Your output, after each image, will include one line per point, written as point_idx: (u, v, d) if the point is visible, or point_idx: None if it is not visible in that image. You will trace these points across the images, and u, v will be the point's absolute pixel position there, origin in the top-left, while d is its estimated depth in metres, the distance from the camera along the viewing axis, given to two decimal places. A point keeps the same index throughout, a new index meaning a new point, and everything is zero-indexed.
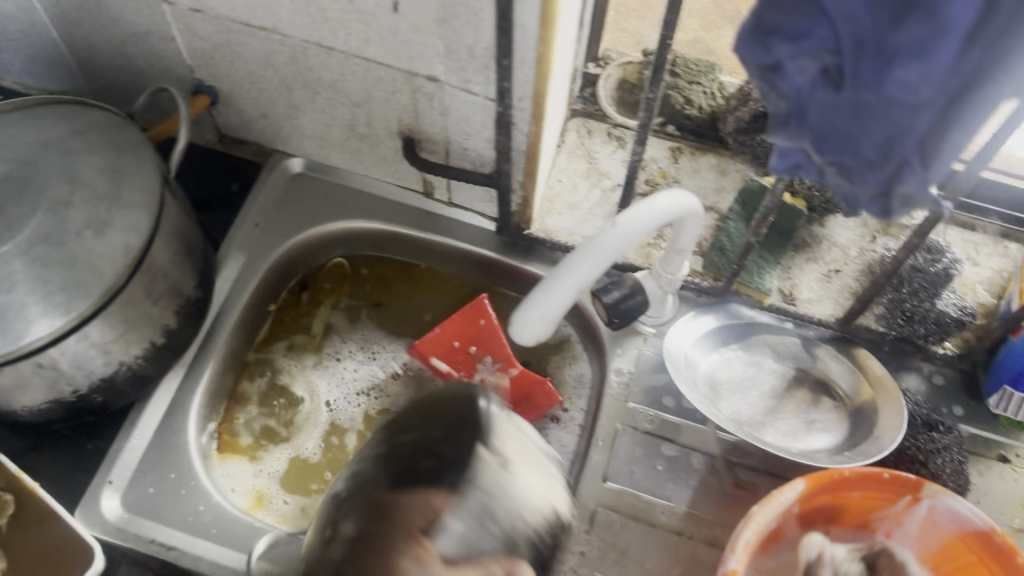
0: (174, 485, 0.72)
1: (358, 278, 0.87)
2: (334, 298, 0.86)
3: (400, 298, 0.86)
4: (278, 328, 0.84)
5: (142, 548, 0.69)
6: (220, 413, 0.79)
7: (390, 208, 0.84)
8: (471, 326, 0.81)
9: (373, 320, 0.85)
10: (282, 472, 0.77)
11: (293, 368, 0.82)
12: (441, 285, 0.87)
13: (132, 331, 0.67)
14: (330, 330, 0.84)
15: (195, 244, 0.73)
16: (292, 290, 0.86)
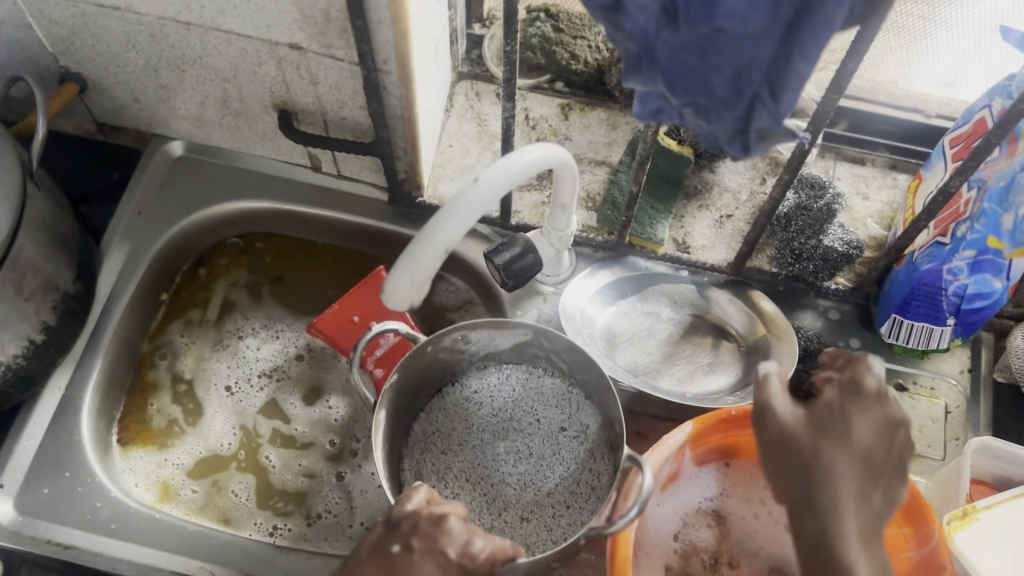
0: (70, 483, 0.70)
1: (257, 258, 0.85)
2: (232, 281, 0.84)
3: (300, 275, 0.85)
4: (176, 315, 0.82)
5: (41, 550, 0.68)
6: (121, 408, 0.77)
7: (278, 184, 0.83)
8: (371, 300, 0.80)
9: (274, 300, 0.83)
10: (188, 462, 0.75)
11: (193, 354, 0.80)
12: (341, 259, 0.86)
13: (7, 329, 0.65)
14: (230, 313, 0.83)
15: (70, 235, 0.71)
16: (188, 275, 0.84)
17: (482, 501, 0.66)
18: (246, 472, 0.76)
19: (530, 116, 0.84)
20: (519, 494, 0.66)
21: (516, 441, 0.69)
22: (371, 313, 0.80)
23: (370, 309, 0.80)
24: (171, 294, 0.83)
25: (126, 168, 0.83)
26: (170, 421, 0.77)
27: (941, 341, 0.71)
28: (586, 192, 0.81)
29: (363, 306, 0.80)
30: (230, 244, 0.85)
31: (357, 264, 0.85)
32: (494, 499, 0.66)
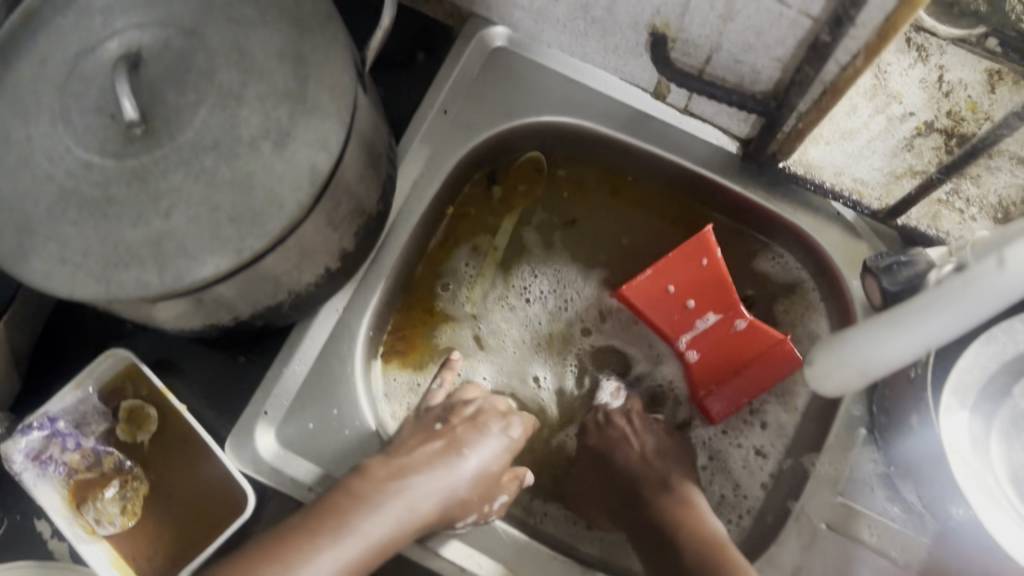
0: (337, 424, 0.63)
1: (555, 183, 0.73)
2: (522, 208, 0.73)
3: (600, 214, 0.73)
4: (459, 237, 0.72)
5: (300, 497, 0.60)
6: (391, 323, 0.70)
7: (607, 107, 0.67)
8: (691, 269, 0.66)
9: (568, 239, 0.73)
10: None
11: (476, 289, 0.71)
12: (648, 202, 0.73)
13: (308, 259, 0.55)
14: (516, 247, 0.73)
15: (382, 146, 0.59)
16: (477, 189, 0.73)
17: None
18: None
19: (944, 78, 0.65)
20: None
21: None
22: (691, 291, 0.67)
23: (686, 280, 0.66)
24: (458, 208, 0.72)
25: (433, 48, 0.69)
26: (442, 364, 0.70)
27: None
28: (999, 198, 0.63)
29: (681, 275, 0.66)
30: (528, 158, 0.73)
31: (668, 214, 0.72)
32: None
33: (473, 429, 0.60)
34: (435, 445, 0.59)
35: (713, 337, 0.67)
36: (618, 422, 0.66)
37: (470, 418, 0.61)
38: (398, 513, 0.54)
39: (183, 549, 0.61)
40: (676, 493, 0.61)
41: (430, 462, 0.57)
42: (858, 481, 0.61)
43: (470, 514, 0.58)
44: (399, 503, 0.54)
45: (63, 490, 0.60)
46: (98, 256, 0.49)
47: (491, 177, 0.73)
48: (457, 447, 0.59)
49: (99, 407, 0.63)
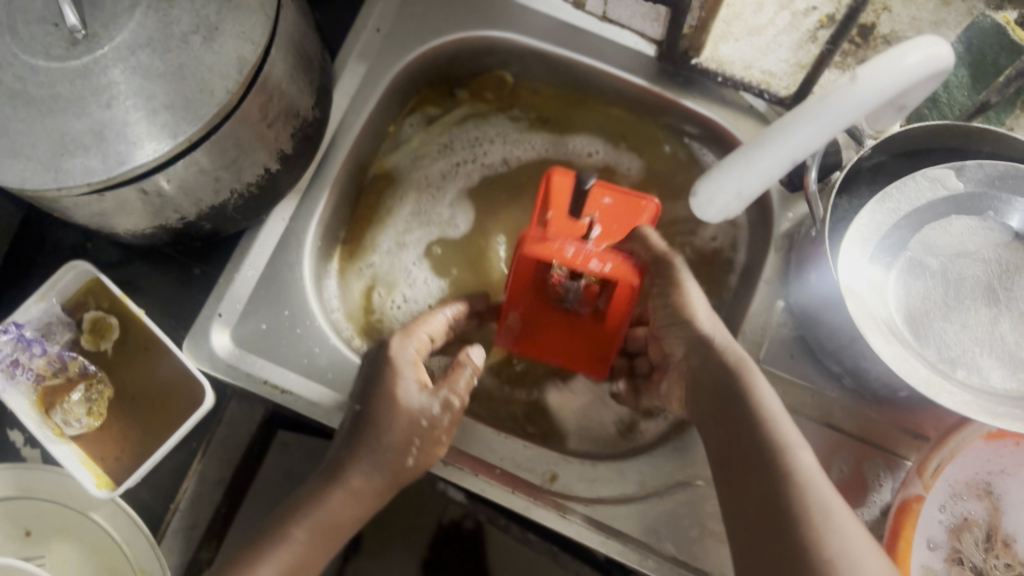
0: (288, 323, 0.67)
1: (504, 104, 0.79)
2: (472, 121, 0.79)
3: (543, 136, 0.79)
4: (417, 132, 0.79)
5: (256, 390, 0.64)
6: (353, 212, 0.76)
7: (533, 20, 0.71)
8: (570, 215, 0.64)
9: (541, 143, 0.79)
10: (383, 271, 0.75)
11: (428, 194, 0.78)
12: (586, 117, 0.78)
13: (247, 156, 0.59)
14: (483, 147, 0.79)
15: (314, 54, 0.63)
16: (445, 96, 0.79)
17: (942, 301, 0.57)
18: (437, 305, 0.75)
19: None
20: (944, 299, 0.57)
21: (935, 259, 0.58)
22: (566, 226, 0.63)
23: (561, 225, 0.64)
24: (415, 105, 0.79)
25: None
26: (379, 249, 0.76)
27: None
28: None
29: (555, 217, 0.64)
30: (483, 82, 0.78)
31: (601, 126, 0.78)
32: (952, 305, 0.57)
33: (388, 374, 0.55)
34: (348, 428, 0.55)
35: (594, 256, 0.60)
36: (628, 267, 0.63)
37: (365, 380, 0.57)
38: (341, 504, 0.52)
39: (146, 444, 0.65)
40: (740, 375, 0.52)
41: (345, 450, 0.54)
42: (779, 348, 0.65)
43: (411, 453, 0.54)
44: (343, 498, 0.52)
45: (32, 396, 0.64)
46: (45, 147, 0.52)
47: (457, 81, 0.79)
48: (372, 427, 0.54)
49: (64, 318, 0.66)
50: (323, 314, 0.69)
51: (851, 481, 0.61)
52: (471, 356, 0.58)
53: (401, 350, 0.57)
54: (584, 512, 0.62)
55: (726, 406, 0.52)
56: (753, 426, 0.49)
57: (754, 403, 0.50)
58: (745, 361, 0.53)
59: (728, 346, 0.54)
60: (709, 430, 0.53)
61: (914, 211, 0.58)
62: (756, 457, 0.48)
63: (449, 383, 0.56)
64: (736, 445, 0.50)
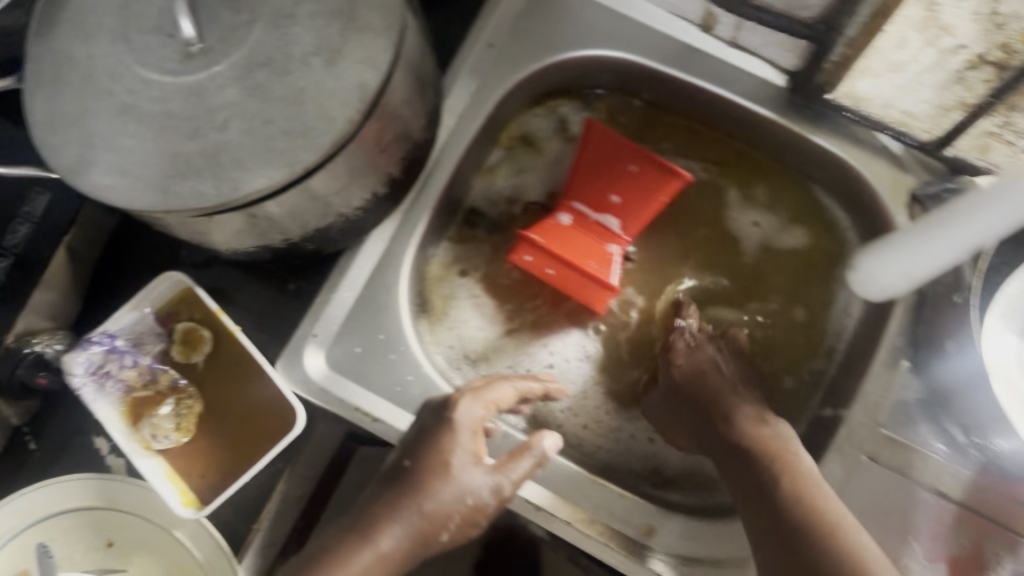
0: (382, 348, 0.65)
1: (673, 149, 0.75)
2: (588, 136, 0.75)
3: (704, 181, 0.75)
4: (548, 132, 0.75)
5: (347, 415, 0.62)
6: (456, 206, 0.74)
7: (655, 41, 0.67)
8: (615, 173, 0.70)
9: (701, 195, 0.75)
10: (463, 272, 0.73)
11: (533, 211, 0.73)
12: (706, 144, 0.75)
13: (357, 182, 0.56)
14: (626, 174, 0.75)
15: (430, 74, 0.60)
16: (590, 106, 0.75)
17: None
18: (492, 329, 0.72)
19: None
20: None
21: None
22: (610, 187, 0.70)
23: (584, 177, 0.70)
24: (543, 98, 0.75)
25: None
26: (473, 258, 0.74)
27: None
28: None
29: (583, 170, 0.70)
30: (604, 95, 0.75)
31: (759, 184, 0.74)
32: None
33: (438, 442, 0.52)
34: (389, 491, 0.52)
35: (585, 229, 0.69)
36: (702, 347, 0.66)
37: (417, 442, 0.54)
38: (366, 566, 0.49)
39: (230, 464, 0.63)
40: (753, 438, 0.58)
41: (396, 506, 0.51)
42: (897, 412, 0.62)
43: (447, 527, 0.51)
44: (369, 560, 0.49)
45: (120, 407, 0.62)
46: (156, 168, 0.50)
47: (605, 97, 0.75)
48: (421, 488, 0.51)
49: (156, 328, 0.65)
50: (424, 356, 0.67)
51: (972, 558, 0.58)
52: (540, 441, 0.54)
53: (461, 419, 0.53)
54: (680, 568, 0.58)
55: (785, 496, 0.53)
56: (807, 528, 0.51)
57: (814, 505, 0.52)
58: (712, 383, 0.62)
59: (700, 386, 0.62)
60: (752, 516, 0.55)
61: None
62: (809, 537, 0.51)
63: (507, 468, 0.53)
64: (785, 540, 0.51)
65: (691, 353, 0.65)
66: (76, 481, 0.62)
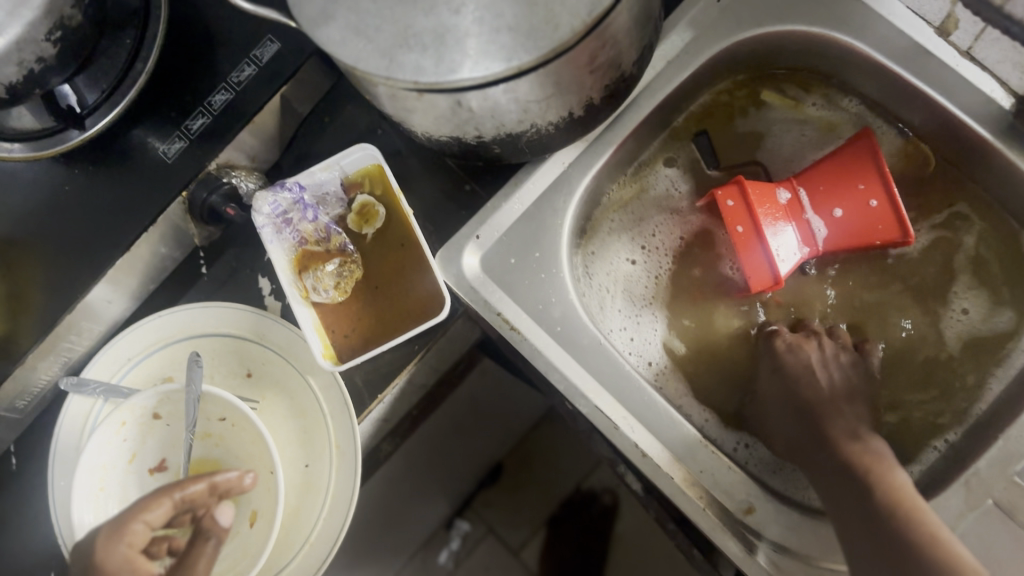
0: (534, 265, 0.67)
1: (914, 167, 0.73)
2: (806, 127, 0.75)
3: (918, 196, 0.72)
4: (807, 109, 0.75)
5: (488, 318, 0.64)
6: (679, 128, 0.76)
7: (881, 30, 0.66)
8: (849, 187, 0.67)
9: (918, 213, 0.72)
10: (656, 177, 0.76)
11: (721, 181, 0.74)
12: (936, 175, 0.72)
13: (559, 96, 0.58)
14: None
15: (654, 13, 0.61)
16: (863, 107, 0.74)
17: None
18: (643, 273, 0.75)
19: None
20: None
21: None
22: (838, 199, 0.68)
23: (822, 172, 0.69)
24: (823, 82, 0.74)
25: None
26: (673, 174, 0.76)
27: None
28: None
29: (828, 168, 0.68)
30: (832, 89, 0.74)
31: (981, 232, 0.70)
32: None
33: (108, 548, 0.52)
34: None
35: (795, 227, 0.69)
36: (805, 348, 0.69)
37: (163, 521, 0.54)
38: None
39: (374, 335, 0.67)
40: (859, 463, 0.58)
41: None
42: None
43: None
44: None
45: (291, 254, 0.67)
46: (388, 33, 0.53)
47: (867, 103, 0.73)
48: None
49: (340, 195, 0.69)
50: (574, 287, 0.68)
51: None
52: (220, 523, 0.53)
53: (109, 560, 0.52)
54: (772, 555, 0.58)
55: (884, 515, 0.53)
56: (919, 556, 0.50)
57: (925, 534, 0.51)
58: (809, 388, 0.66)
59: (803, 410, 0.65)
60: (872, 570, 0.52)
61: None
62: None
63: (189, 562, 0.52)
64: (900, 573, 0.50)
65: (799, 356, 0.68)
66: (236, 309, 0.67)
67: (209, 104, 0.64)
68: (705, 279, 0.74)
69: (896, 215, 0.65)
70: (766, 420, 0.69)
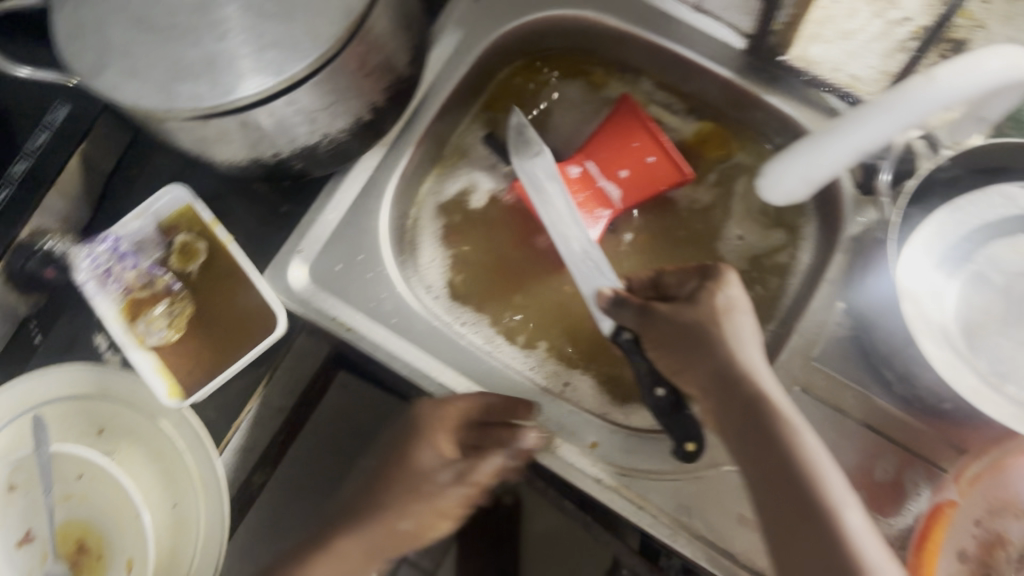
0: (361, 267, 0.69)
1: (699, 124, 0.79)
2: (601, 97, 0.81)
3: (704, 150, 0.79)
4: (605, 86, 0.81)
5: (324, 323, 0.67)
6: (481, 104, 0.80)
7: (625, 2, 0.74)
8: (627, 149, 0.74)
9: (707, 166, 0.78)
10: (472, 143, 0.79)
11: None
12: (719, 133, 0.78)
13: (341, 103, 0.62)
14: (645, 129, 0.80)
15: (416, 15, 0.66)
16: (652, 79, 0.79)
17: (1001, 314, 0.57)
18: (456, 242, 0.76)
19: None
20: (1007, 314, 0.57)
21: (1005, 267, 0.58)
22: (620, 162, 0.74)
23: (601, 142, 0.75)
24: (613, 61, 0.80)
25: None
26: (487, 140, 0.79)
27: None
28: None
29: (604, 136, 0.75)
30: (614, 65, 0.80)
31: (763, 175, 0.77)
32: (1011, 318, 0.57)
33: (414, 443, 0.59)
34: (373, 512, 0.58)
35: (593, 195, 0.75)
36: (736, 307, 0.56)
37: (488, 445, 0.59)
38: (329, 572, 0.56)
39: (214, 363, 0.68)
40: (836, 510, 0.45)
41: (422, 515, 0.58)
42: (830, 349, 0.66)
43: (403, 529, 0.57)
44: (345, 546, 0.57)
45: (119, 303, 0.69)
46: (163, 69, 0.56)
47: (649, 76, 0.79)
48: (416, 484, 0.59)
49: (156, 237, 0.71)
50: (403, 282, 0.70)
51: (890, 484, 0.61)
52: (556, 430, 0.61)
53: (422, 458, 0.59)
54: (618, 479, 0.63)
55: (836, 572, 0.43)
56: None
57: None
58: (764, 373, 0.53)
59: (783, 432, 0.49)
60: None
61: (985, 226, 0.59)
62: None
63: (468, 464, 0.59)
64: None
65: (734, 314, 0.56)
66: (74, 370, 0.67)
67: (9, 175, 0.65)
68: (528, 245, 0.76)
69: (672, 160, 0.73)
70: (670, 342, 0.57)
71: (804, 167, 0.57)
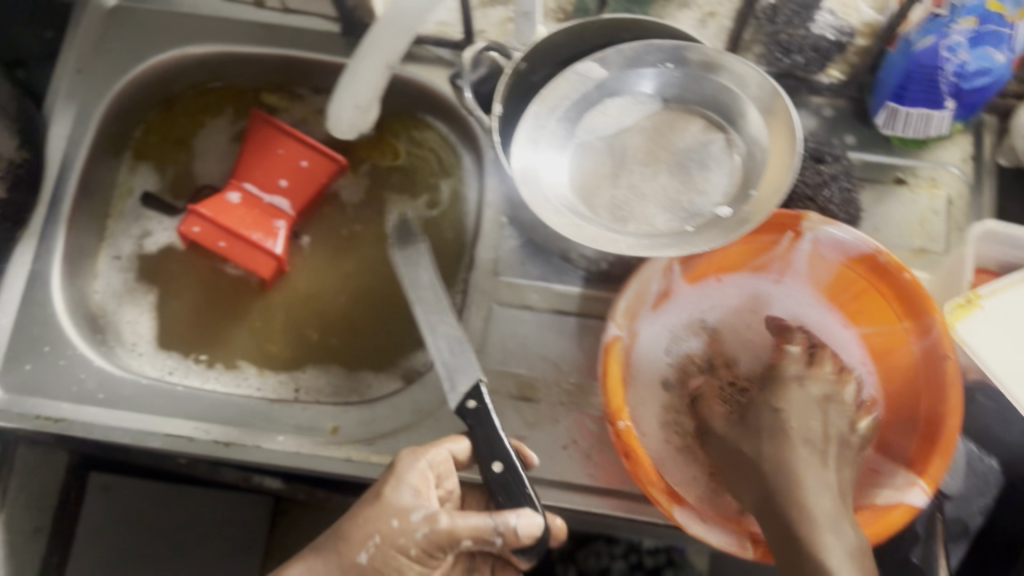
0: (50, 358, 0.68)
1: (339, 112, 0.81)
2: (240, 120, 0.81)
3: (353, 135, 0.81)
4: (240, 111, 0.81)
5: (29, 425, 0.65)
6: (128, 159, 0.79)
7: (222, 26, 0.77)
8: (276, 158, 0.75)
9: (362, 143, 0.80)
10: (129, 197, 0.78)
11: None
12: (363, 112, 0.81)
13: None
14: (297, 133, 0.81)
15: (9, 100, 0.67)
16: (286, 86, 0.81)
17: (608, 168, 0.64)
18: (149, 295, 0.76)
19: None
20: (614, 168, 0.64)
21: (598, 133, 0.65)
22: (276, 172, 0.75)
23: (251, 161, 0.75)
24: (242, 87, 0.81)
25: (56, 24, 0.76)
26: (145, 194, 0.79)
27: (942, 126, 0.67)
28: (556, 3, 0.75)
29: (250, 154, 0.76)
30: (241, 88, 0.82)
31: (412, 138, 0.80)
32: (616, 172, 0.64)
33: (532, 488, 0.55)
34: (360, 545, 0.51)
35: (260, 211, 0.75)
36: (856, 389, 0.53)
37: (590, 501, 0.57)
38: None
39: None
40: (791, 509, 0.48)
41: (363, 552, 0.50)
42: (510, 259, 0.72)
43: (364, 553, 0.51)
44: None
45: None
46: None
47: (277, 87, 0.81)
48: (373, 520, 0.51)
49: None
50: (103, 358, 0.70)
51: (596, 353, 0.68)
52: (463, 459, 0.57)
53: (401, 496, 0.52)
54: (364, 449, 0.65)
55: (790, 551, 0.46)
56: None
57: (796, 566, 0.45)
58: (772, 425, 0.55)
59: (808, 498, 0.48)
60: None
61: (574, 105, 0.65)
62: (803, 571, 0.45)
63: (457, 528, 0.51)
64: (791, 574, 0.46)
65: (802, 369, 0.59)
66: None
67: None
68: (218, 282, 0.76)
69: (320, 152, 0.75)
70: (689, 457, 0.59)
71: (351, 95, 0.63)
